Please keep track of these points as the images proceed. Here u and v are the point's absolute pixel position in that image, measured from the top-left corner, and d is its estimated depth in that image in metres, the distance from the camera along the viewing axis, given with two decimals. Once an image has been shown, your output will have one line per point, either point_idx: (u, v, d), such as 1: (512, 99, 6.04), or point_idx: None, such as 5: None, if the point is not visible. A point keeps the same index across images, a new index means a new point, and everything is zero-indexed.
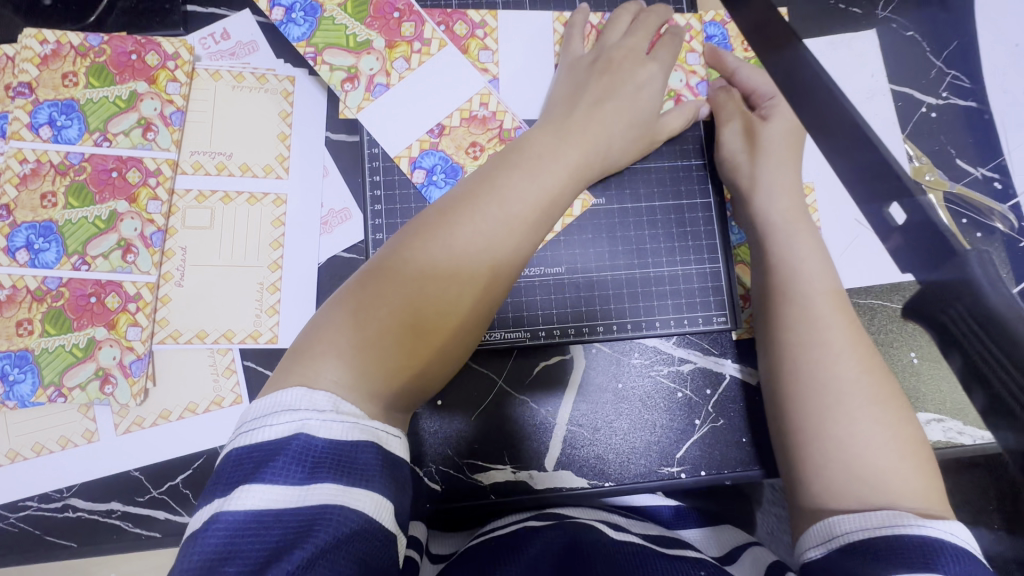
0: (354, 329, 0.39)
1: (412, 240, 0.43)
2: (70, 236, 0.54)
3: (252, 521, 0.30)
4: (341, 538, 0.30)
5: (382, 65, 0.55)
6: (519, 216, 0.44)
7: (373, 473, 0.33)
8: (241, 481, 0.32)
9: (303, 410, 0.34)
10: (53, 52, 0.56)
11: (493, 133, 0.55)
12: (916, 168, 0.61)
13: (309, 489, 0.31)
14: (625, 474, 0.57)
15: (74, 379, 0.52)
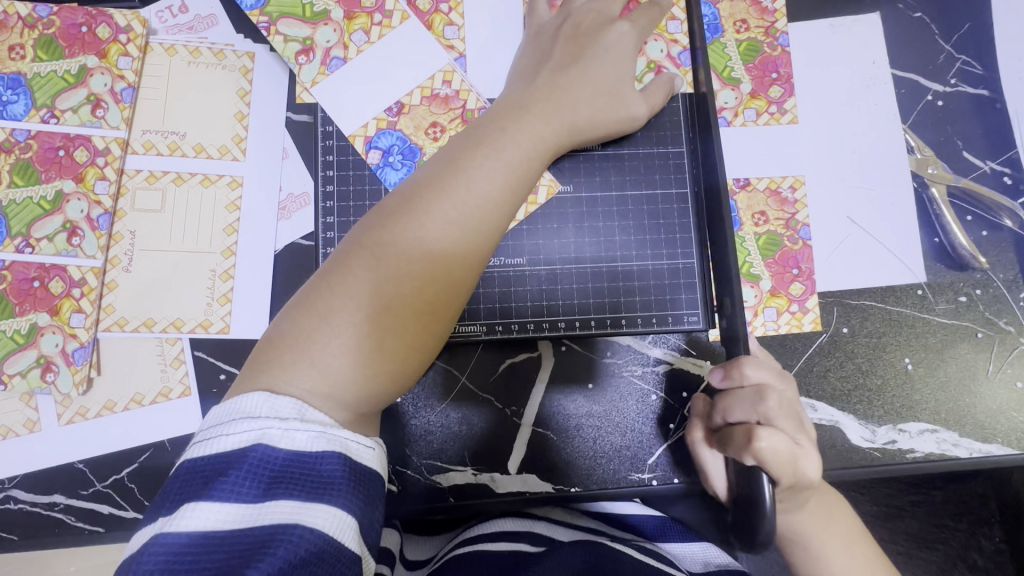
0: (324, 330, 0.36)
1: (374, 226, 0.39)
2: (14, 217, 0.52)
3: (197, 542, 0.28)
4: (294, 559, 0.28)
5: (339, 37, 0.52)
6: (485, 206, 0.41)
7: (337, 488, 0.31)
8: (189, 496, 0.30)
9: (264, 418, 0.32)
10: (1, 23, 0.53)
11: (456, 114, 0.51)
12: (916, 160, 0.58)
13: (264, 507, 0.29)
14: (592, 480, 0.54)
15: (15, 366, 0.50)
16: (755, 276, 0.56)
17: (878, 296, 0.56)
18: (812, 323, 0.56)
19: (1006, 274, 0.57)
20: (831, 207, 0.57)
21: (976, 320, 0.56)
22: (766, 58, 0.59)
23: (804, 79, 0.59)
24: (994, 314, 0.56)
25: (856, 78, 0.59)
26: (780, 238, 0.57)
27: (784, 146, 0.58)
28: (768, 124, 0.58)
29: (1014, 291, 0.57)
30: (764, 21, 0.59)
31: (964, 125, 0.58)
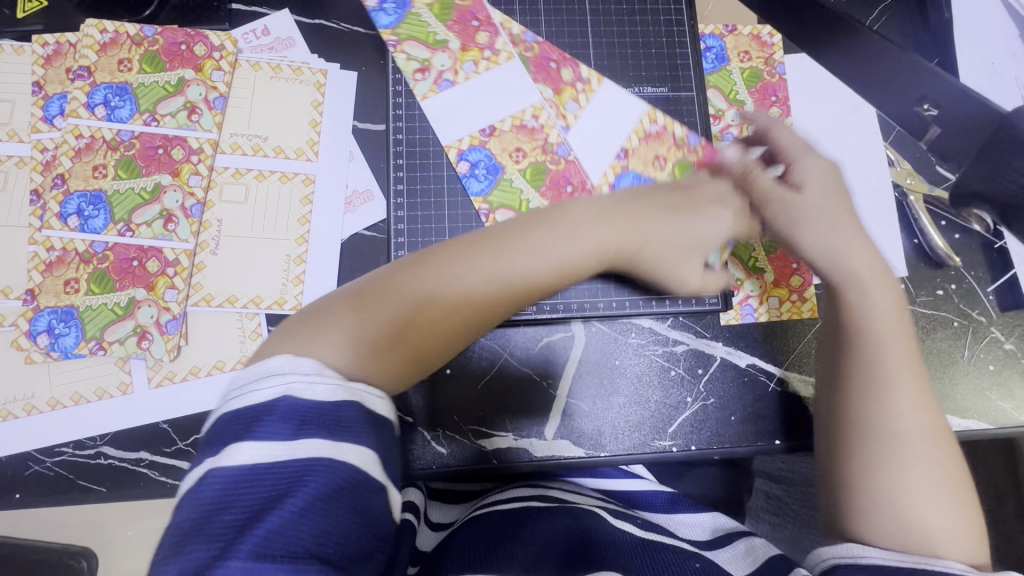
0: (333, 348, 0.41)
1: (432, 267, 0.46)
2: (117, 205, 0.59)
3: (244, 475, 0.32)
4: (329, 486, 0.33)
5: (453, 64, 0.64)
6: (534, 276, 0.49)
7: (357, 429, 0.36)
8: (231, 438, 0.34)
9: (289, 374, 0.36)
10: (112, 40, 0.62)
11: (538, 143, 0.63)
12: (896, 172, 0.67)
13: (297, 445, 0.33)
14: (619, 445, 0.61)
15: (114, 334, 0.57)
16: (744, 249, 0.64)
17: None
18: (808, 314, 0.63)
19: (977, 271, 0.66)
20: None
21: (951, 310, 0.65)
22: (767, 84, 0.68)
23: (799, 101, 0.68)
24: (968, 306, 0.65)
25: (843, 103, 0.68)
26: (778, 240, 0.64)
27: None
28: (769, 139, 0.67)
29: (983, 286, 0.66)
30: (764, 53, 0.68)
31: None
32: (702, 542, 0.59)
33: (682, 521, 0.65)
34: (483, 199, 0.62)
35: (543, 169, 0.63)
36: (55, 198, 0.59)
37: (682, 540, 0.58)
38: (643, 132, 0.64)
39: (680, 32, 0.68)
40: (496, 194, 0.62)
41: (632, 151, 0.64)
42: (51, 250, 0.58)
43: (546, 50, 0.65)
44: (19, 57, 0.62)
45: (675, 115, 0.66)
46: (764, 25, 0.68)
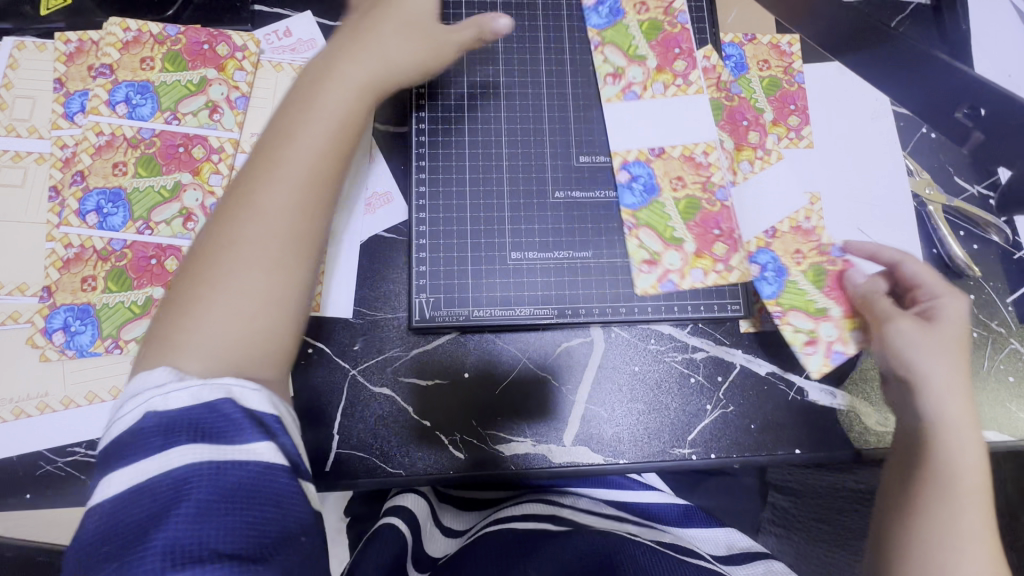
0: (245, 223, 0.43)
1: (283, 132, 0.47)
2: (137, 203, 0.59)
3: (125, 497, 0.34)
4: (218, 489, 0.35)
5: (644, 79, 0.65)
6: (352, 116, 0.49)
7: (242, 427, 0.37)
8: (107, 467, 0.35)
9: (144, 392, 0.38)
10: (134, 38, 0.62)
11: (700, 179, 0.64)
12: (916, 181, 0.67)
13: (169, 456, 0.35)
14: (638, 453, 0.60)
15: (131, 333, 0.56)
16: (823, 311, 0.61)
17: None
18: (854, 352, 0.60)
19: (996, 282, 0.66)
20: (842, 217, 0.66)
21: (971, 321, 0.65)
22: (785, 93, 0.68)
23: (817, 111, 0.68)
24: (988, 316, 0.65)
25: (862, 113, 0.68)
26: (823, 269, 0.63)
27: (802, 167, 0.67)
28: (788, 147, 0.67)
29: (1001, 297, 0.66)
30: (783, 62, 0.69)
31: (955, 155, 0.68)
32: (720, 557, 0.59)
33: (701, 537, 0.64)
34: (632, 212, 0.63)
35: (697, 205, 0.63)
36: (73, 194, 0.59)
37: (701, 556, 0.58)
38: (796, 224, 0.64)
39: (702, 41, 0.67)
40: (645, 212, 0.63)
41: (780, 234, 0.64)
42: (69, 247, 0.57)
43: (682, 36, 0.66)
44: (42, 53, 0.62)
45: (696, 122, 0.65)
46: (783, 35, 0.69)
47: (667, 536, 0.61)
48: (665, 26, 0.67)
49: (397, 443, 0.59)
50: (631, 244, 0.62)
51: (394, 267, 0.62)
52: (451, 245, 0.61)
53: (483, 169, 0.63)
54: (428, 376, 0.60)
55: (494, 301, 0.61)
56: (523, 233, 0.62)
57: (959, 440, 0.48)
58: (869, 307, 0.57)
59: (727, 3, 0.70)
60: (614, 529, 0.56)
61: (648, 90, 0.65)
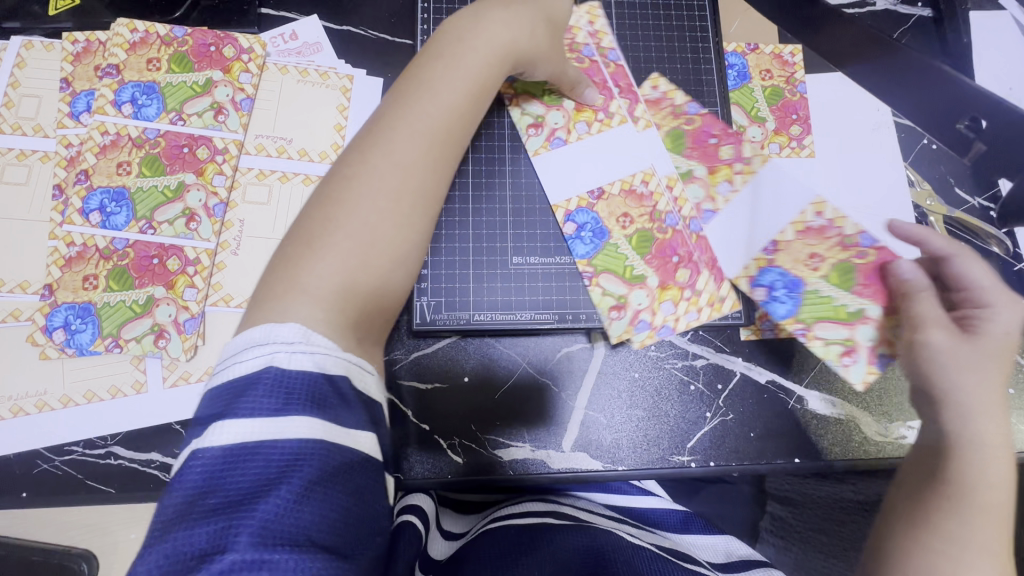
0: (378, 162, 0.44)
1: (406, 90, 0.48)
2: (140, 202, 0.59)
3: (231, 455, 0.32)
4: (323, 469, 0.33)
5: (565, 122, 0.63)
6: (476, 92, 0.50)
7: (350, 407, 0.36)
8: (217, 414, 0.34)
9: (272, 343, 0.36)
10: (142, 40, 0.62)
11: (646, 211, 0.62)
12: (916, 192, 0.67)
13: (286, 423, 0.33)
14: (637, 460, 0.60)
15: (131, 332, 0.56)
16: (859, 315, 0.54)
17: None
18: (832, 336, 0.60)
19: None
20: None
21: None
22: (787, 103, 0.69)
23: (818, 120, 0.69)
24: None
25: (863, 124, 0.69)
26: (851, 265, 0.55)
27: (805, 175, 0.67)
28: (790, 156, 0.68)
29: None
30: (785, 72, 0.69)
31: (957, 166, 0.68)
32: (718, 565, 0.59)
33: (699, 543, 0.64)
34: (587, 261, 0.61)
35: (650, 237, 0.61)
36: (77, 194, 0.59)
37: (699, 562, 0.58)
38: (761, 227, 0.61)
39: (705, 52, 0.68)
40: (600, 256, 0.62)
41: (784, 245, 0.57)
42: (72, 246, 0.58)
43: (595, 70, 0.64)
44: (49, 53, 0.62)
45: None
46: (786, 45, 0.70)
47: (666, 542, 0.61)
48: (667, 35, 0.68)
49: (398, 443, 0.59)
50: (594, 293, 0.61)
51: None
52: (453, 249, 0.62)
53: (486, 173, 0.63)
54: (427, 379, 0.60)
55: (495, 306, 0.61)
56: (525, 237, 0.62)
57: (987, 457, 0.44)
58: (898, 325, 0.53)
59: (730, 13, 0.70)
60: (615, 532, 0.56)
61: (572, 133, 0.63)
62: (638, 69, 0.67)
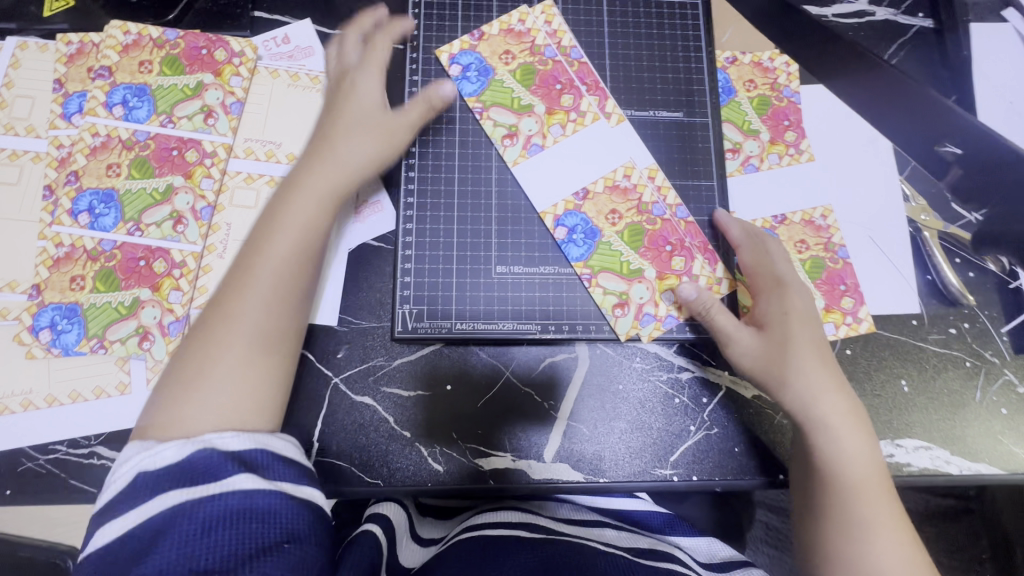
0: (229, 334, 0.46)
1: (240, 268, 0.49)
2: (129, 204, 0.59)
3: (111, 548, 0.36)
4: (199, 519, 0.36)
5: (539, 127, 0.63)
6: (317, 219, 0.52)
7: (218, 465, 0.39)
8: (102, 519, 0.38)
9: (135, 455, 0.40)
10: (134, 42, 0.63)
11: (632, 204, 0.63)
12: (911, 208, 0.66)
13: (157, 503, 0.37)
14: (619, 472, 0.60)
15: (116, 333, 0.57)
16: (638, 273, 0.62)
17: (877, 322, 0.64)
18: (866, 331, 0.63)
19: (991, 311, 0.65)
20: (853, 233, 0.66)
21: (966, 350, 0.64)
22: (777, 110, 0.67)
23: (814, 128, 0.68)
24: (982, 346, 0.64)
25: (860, 134, 0.68)
26: (823, 261, 0.65)
27: (802, 184, 0.66)
28: (789, 165, 0.67)
29: (997, 327, 0.65)
30: (767, 79, 0.68)
31: None
32: (704, 565, 0.59)
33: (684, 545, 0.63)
34: (584, 263, 0.62)
35: (641, 231, 0.62)
36: (66, 194, 0.59)
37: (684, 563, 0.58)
38: (809, 218, 0.66)
39: (698, 63, 0.67)
40: (596, 257, 0.62)
41: (592, 196, 0.63)
42: (60, 246, 0.58)
43: (559, 70, 0.64)
44: (43, 54, 0.63)
45: (690, 139, 0.65)
46: (764, 51, 0.69)
47: (652, 543, 0.61)
48: (660, 44, 0.67)
49: (378, 451, 0.59)
50: (596, 295, 0.62)
51: (379, 276, 0.62)
52: (437, 258, 0.62)
53: (473, 181, 0.63)
54: (409, 386, 0.60)
55: (478, 315, 0.61)
56: (509, 247, 0.62)
57: (824, 428, 0.52)
58: (709, 323, 0.58)
59: (724, 21, 0.70)
60: (594, 542, 0.56)
61: (548, 138, 0.63)
62: (629, 78, 0.66)
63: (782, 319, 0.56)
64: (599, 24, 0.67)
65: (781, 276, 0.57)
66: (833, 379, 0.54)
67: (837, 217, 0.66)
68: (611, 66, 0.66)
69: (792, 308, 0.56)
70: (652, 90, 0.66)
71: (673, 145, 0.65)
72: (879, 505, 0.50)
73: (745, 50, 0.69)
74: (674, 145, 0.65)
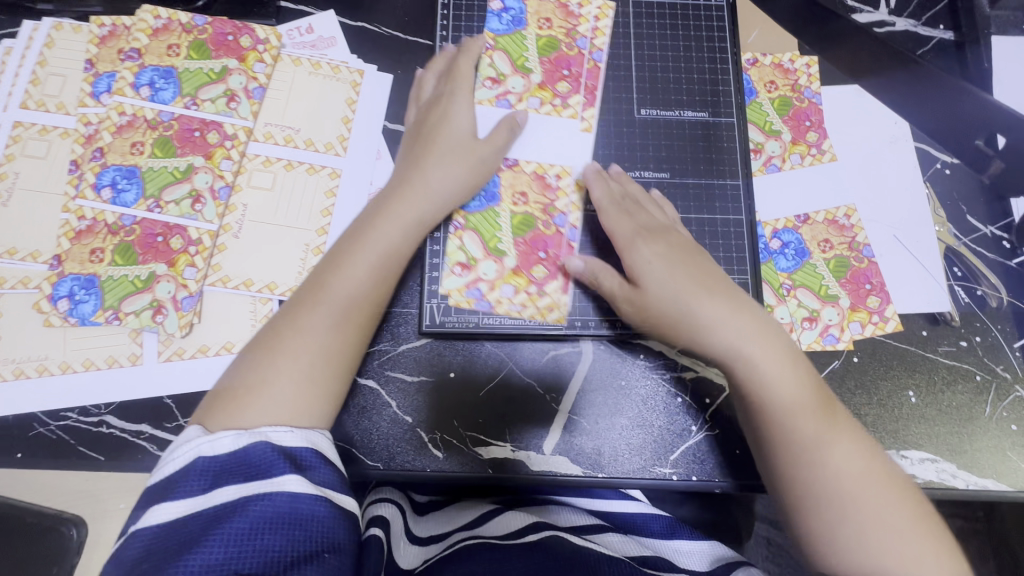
0: (299, 342, 0.48)
1: (318, 279, 0.52)
2: (150, 181, 0.61)
3: (165, 531, 0.39)
4: (251, 520, 0.39)
5: (522, 91, 0.64)
6: (396, 249, 0.54)
7: (273, 462, 0.42)
8: (154, 500, 0.40)
9: (196, 442, 0.43)
10: (164, 26, 0.65)
11: (545, 201, 0.63)
12: (926, 218, 0.66)
13: (213, 493, 0.40)
14: (618, 468, 0.60)
15: (131, 306, 0.58)
16: (499, 253, 0.62)
17: (904, 321, 0.64)
18: (893, 329, 0.63)
19: (1003, 326, 0.64)
20: (879, 232, 0.66)
21: (975, 364, 0.63)
22: (798, 111, 0.68)
23: (831, 131, 0.68)
24: (993, 360, 0.63)
25: (878, 141, 0.68)
26: (847, 260, 0.65)
27: (817, 188, 0.67)
28: (812, 165, 0.67)
29: (1010, 342, 0.64)
30: (788, 80, 0.68)
31: (969, 194, 0.67)
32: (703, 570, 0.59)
33: (685, 545, 0.63)
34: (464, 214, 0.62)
35: (532, 225, 0.62)
36: (91, 169, 0.61)
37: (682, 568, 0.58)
38: (832, 217, 0.66)
39: (723, 64, 0.67)
40: (478, 217, 0.62)
41: (517, 169, 0.63)
42: (82, 219, 0.60)
43: (575, 61, 0.65)
44: (76, 35, 0.65)
45: (715, 139, 0.65)
46: (784, 53, 0.69)
47: (649, 549, 0.61)
48: (685, 45, 0.67)
49: (382, 435, 0.59)
50: (451, 244, 0.62)
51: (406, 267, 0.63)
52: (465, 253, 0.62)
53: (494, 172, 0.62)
54: (414, 372, 0.61)
55: (505, 310, 0.61)
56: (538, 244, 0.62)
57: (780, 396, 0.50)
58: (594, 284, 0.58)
59: (750, 24, 0.70)
60: (590, 544, 0.56)
61: (522, 103, 0.64)
62: (651, 78, 0.66)
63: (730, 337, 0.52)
64: (624, 24, 0.67)
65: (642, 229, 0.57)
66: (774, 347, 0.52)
67: (861, 216, 0.66)
68: (637, 64, 0.66)
69: (655, 257, 0.56)
70: (676, 90, 0.66)
71: (697, 145, 0.65)
72: (843, 447, 0.49)
73: (767, 51, 0.69)
74: (698, 145, 0.65)
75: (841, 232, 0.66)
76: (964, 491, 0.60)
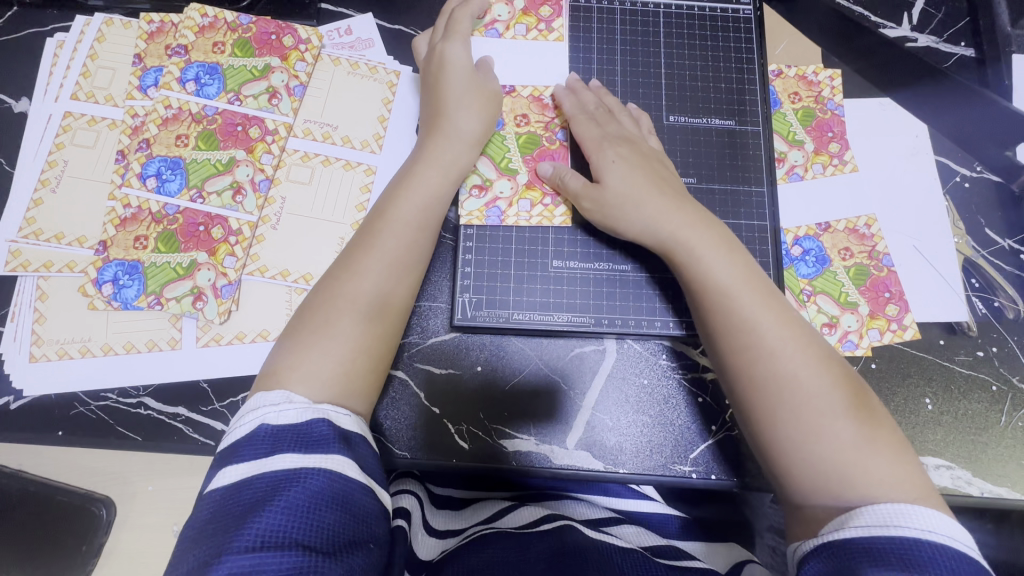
0: (332, 338, 0.49)
1: (340, 272, 0.53)
2: (193, 172, 0.63)
3: (230, 492, 0.39)
4: (308, 491, 0.39)
5: (508, 19, 0.68)
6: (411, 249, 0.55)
7: (331, 441, 0.43)
8: (222, 463, 0.41)
9: (262, 408, 0.44)
10: (210, 24, 0.67)
11: (545, 118, 0.66)
12: (945, 230, 0.67)
13: (273, 458, 0.40)
14: (639, 464, 0.61)
15: (173, 292, 0.60)
16: (512, 169, 0.65)
17: (923, 329, 0.65)
18: (911, 337, 0.65)
19: (1019, 337, 0.65)
20: (899, 242, 0.67)
21: (992, 374, 0.64)
22: (820, 122, 0.70)
23: (853, 142, 0.69)
24: (1009, 371, 0.64)
25: (898, 152, 0.69)
26: (867, 268, 0.66)
27: (839, 197, 0.68)
28: (834, 175, 0.69)
29: None
30: (812, 92, 0.70)
31: (987, 207, 0.68)
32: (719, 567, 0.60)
33: (702, 550, 0.64)
34: None
35: (537, 141, 0.66)
36: (138, 160, 0.63)
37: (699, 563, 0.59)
38: (853, 226, 0.67)
39: (750, 75, 0.68)
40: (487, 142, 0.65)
41: (516, 93, 0.67)
42: (128, 207, 0.62)
43: None
44: (126, 31, 0.67)
45: (740, 147, 0.67)
46: (809, 65, 0.71)
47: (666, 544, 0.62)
48: (712, 55, 0.69)
49: (411, 425, 0.61)
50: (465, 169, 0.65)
51: (438, 263, 0.65)
52: (496, 250, 0.64)
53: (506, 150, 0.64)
54: (442, 365, 0.63)
55: (534, 306, 0.63)
56: (566, 242, 0.64)
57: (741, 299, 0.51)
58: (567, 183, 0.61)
59: (776, 36, 0.72)
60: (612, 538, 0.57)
61: (510, 30, 0.68)
62: (680, 87, 0.68)
63: (725, 276, 0.52)
64: (654, 33, 0.69)
65: (609, 132, 0.61)
66: (739, 260, 0.54)
67: (882, 226, 0.67)
68: (666, 71, 0.68)
69: (626, 160, 0.59)
70: (703, 99, 0.68)
71: (723, 152, 0.66)
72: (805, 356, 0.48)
73: (791, 64, 0.71)
74: (724, 152, 0.66)
75: (862, 240, 0.67)
76: (979, 499, 0.61)
